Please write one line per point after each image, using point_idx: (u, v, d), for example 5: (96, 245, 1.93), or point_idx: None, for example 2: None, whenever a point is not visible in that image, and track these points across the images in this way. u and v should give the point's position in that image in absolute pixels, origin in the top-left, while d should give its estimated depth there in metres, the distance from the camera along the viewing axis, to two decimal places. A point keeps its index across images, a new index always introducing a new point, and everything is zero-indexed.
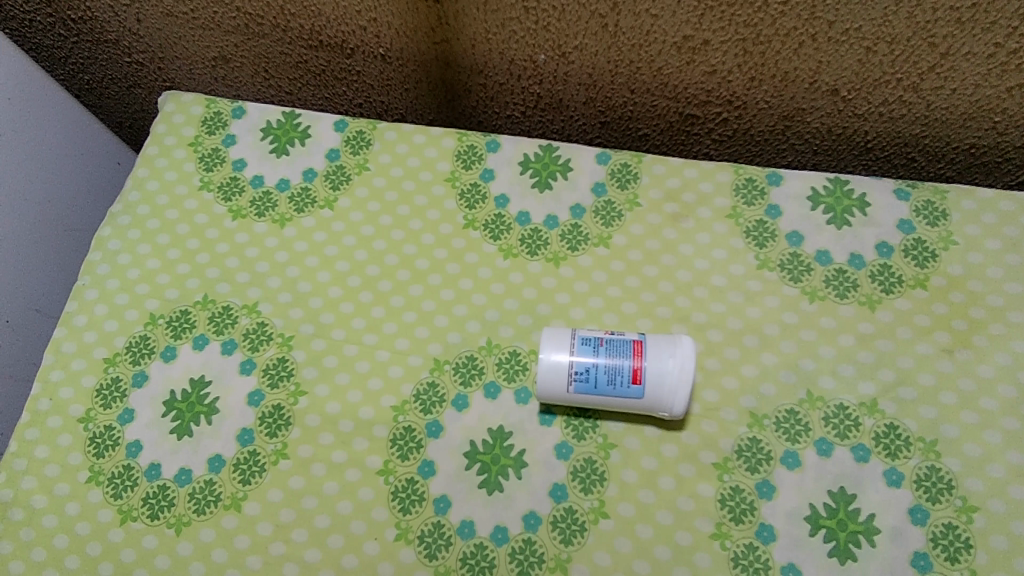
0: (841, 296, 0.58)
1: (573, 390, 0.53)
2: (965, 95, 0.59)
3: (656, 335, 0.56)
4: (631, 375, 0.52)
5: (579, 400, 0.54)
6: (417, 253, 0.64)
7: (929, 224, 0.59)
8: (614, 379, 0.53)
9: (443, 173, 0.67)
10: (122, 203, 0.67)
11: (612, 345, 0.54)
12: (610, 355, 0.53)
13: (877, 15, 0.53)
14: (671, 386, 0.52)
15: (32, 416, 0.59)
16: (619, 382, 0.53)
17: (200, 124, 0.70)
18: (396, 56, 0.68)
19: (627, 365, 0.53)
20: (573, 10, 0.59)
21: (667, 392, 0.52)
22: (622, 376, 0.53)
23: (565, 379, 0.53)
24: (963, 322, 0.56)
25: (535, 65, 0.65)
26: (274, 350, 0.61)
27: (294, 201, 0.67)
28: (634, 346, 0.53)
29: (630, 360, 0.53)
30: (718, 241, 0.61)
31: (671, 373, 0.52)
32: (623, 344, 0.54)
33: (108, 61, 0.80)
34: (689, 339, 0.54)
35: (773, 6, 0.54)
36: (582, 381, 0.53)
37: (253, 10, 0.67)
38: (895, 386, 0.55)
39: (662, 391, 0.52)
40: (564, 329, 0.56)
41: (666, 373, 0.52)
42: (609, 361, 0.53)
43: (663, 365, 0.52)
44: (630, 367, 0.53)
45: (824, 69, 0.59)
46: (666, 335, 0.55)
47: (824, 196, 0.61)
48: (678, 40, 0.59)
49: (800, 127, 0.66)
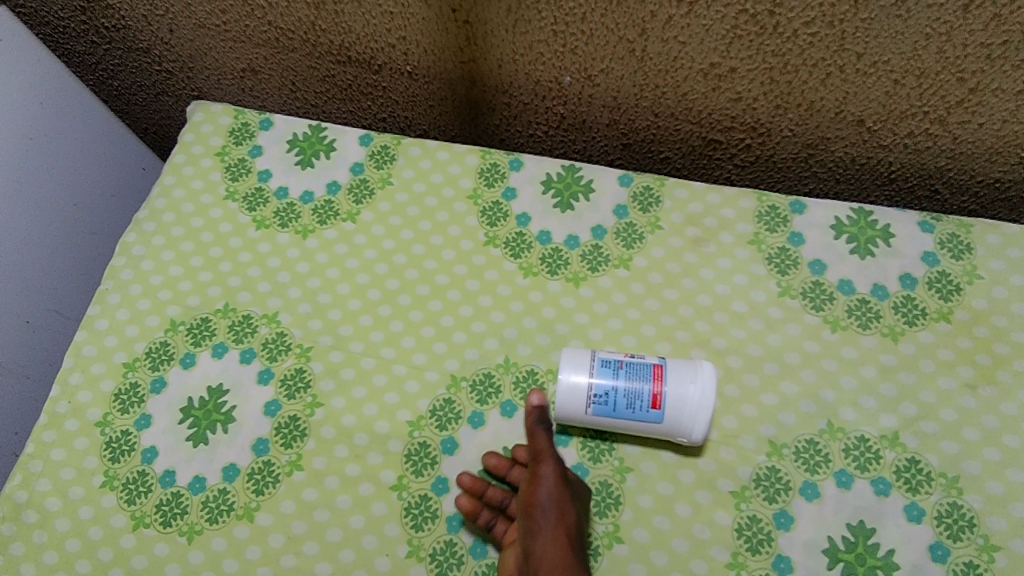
0: (864, 327, 0.58)
1: (591, 412, 0.53)
2: (993, 130, 0.59)
3: (672, 357, 0.56)
4: (651, 399, 0.52)
5: (596, 423, 0.54)
6: (437, 268, 0.65)
7: (953, 257, 0.59)
8: (634, 403, 0.52)
9: (466, 190, 0.67)
10: (148, 210, 0.68)
11: (632, 368, 0.53)
12: (631, 378, 0.53)
13: (907, 49, 0.54)
14: (691, 412, 0.52)
15: (50, 418, 0.60)
16: (638, 406, 0.52)
17: (227, 134, 0.71)
18: (423, 73, 0.69)
19: (648, 389, 0.52)
20: (600, 35, 0.59)
21: (687, 417, 0.52)
22: (643, 400, 0.52)
23: (584, 401, 0.53)
24: (986, 357, 0.56)
25: (560, 86, 0.66)
26: (292, 360, 0.61)
27: (317, 213, 0.67)
28: (655, 370, 0.53)
29: (650, 385, 0.52)
30: (740, 267, 0.61)
31: (691, 399, 0.52)
32: (643, 368, 0.53)
33: (138, 69, 0.81)
34: (710, 364, 0.54)
35: (802, 36, 0.55)
36: (601, 404, 0.53)
37: (284, 24, 0.68)
38: (917, 420, 0.54)
39: (682, 416, 0.52)
40: (582, 348, 0.55)
41: (686, 399, 0.52)
42: (630, 385, 0.53)
43: (684, 391, 0.52)
44: (650, 392, 0.52)
45: (851, 99, 0.59)
46: (685, 359, 0.55)
47: (847, 226, 0.61)
48: (705, 67, 0.60)
49: (824, 156, 0.66)
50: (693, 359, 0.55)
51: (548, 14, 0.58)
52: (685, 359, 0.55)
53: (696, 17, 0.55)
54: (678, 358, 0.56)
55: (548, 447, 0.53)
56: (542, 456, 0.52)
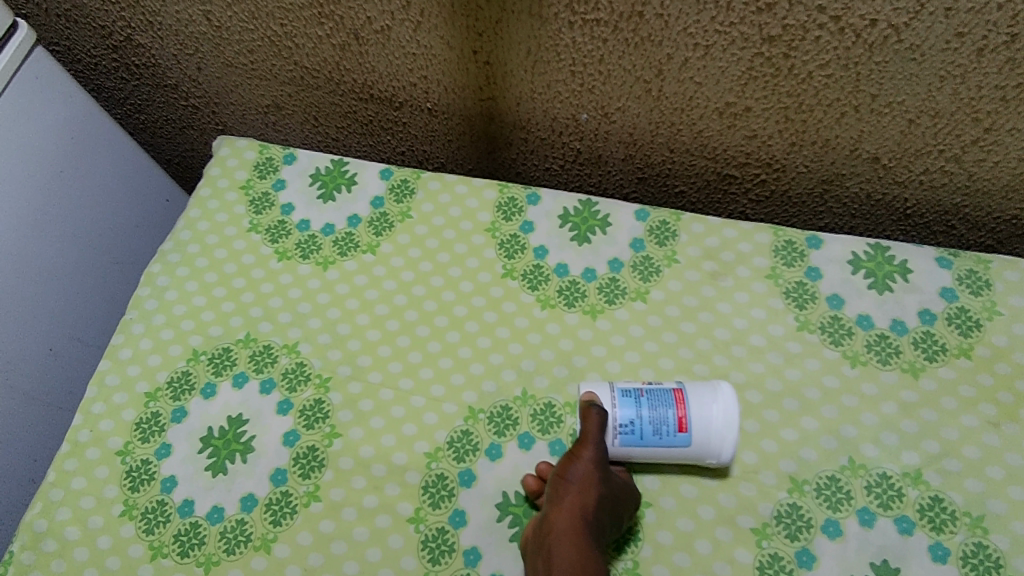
0: (883, 362, 0.57)
1: (618, 443, 0.53)
2: (1008, 168, 0.59)
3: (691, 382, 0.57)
4: (678, 424, 0.53)
5: (624, 455, 0.54)
6: (455, 300, 0.65)
7: (972, 293, 0.59)
8: (660, 429, 0.53)
9: (484, 223, 0.68)
10: (173, 242, 0.70)
11: (654, 396, 0.54)
12: (654, 405, 0.54)
13: (921, 90, 0.54)
14: (717, 435, 0.52)
15: (72, 447, 0.61)
16: (665, 432, 0.53)
17: (252, 169, 0.73)
18: (443, 110, 0.71)
19: (672, 414, 0.53)
20: (618, 76, 0.61)
21: (714, 441, 0.52)
22: (669, 426, 0.53)
23: (610, 433, 0.53)
24: (1008, 395, 0.55)
25: (577, 123, 0.67)
26: (311, 390, 0.62)
27: (338, 244, 0.69)
28: (677, 395, 0.54)
29: (674, 409, 0.53)
30: (757, 301, 0.61)
31: (716, 421, 0.52)
32: (665, 394, 0.54)
33: (165, 104, 0.84)
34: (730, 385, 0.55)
35: (817, 78, 0.56)
36: (628, 433, 0.53)
37: (310, 64, 0.70)
38: (939, 458, 0.54)
39: (709, 438, 0.52)
40: (600, 383, 0.56)
41: (711, 424, 0.52)
42: (653, 411, 0.53)
43: (708, 414, 0.53)
44: (675, 417, 0.53)
45: (866, 138, 0.60)
46: (704, 381, 0.56)
47: (865, 261, 0.61)
48: (720, 106, 0.61)
49: (839, 192, 0.66)
50: (713, 380, 0.55)
51: (567, 56, 0.60)
52: (704, 381, 0.56)
53: (713, 59, 0.56)
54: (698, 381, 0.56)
55: (597, 428, 0.53)
56: (588, 434, 0.53)
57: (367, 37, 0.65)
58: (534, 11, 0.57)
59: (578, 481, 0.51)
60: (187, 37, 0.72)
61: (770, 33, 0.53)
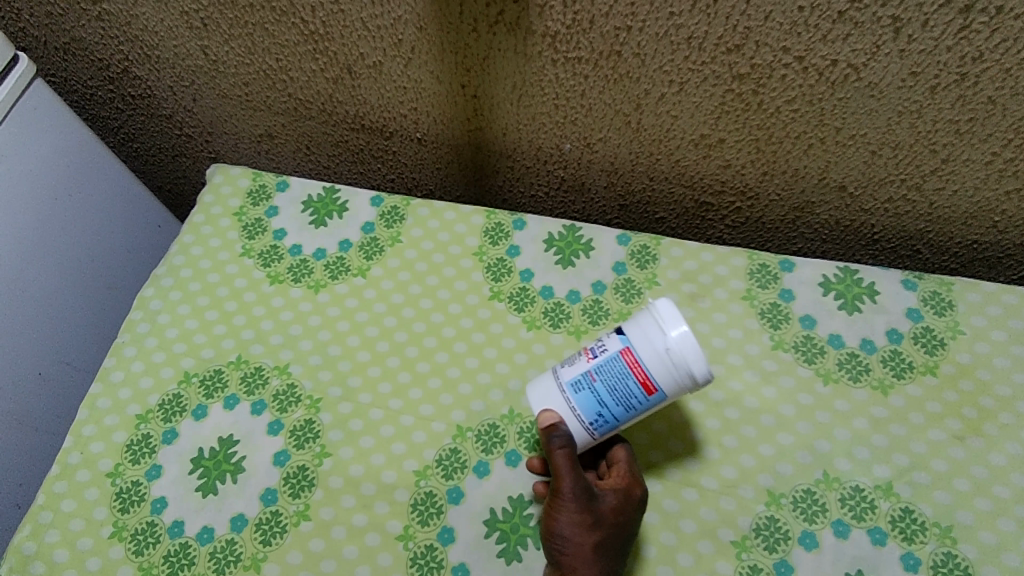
0: (854, 379, 0.60)
1: (600, 432, 0.52)
2: (967, 196, 0.63)
3: (632, 318, 0.52)
4: (643, 389, 0.49)
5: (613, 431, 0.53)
6: (444, 322, 0.67)
7: (937, 313, 0.62)
8: (629, 402, 0.50)
9: (472, 248, 0.71)
10: (167, 266, 0.71)
11: (606, 374, 0.51)
12: (609, 385, 0.50)
13: (882, 124, 0.58)
14: (685, 380, 0.49)
15: (62, 469, 0.61)
16: (635, 401, 0.50)
17: (245, 196, 0.75)
18: (432, 140, 0.74)
19: (632, 384, 0.50)
20: (598, 109, 0.64)
21: (685, 386, 0.49)
22: (636, 395, 0.50)
23: (584, 432, 0.52)
24: (973, 410, 0.58)
25: (561, 153, 0.70)
26: (302, 411, 0.63)
27: (329, 268, 0.70)
28: (627, 358, 0.50)
29: (632, 376, 0.50)
30: (734, 321, 0.64)
31: (676, 369, 0.48)
32: (615, 365, 0.50)
33: (159, 133, 0.86)
34: (676, 317, 0.49)
35: (785, 113, 0.59)
36: (603, 423, 0.51)
37: (303, 96, 0.73)
38: (909, 470, 0.56)
39: (679, 385, 0.49)
40: (548, 384, 0.53)
41: (673, 374, 0.49)
42: (613, 390, 0.50)
43: (667, 366, 0.49)
44: (637, 384, 0.49)
45: (832, 168, 0.63)
46: (645, 318, 0.50)
47: (835, 283, 0.64)
48: (696, 137, 0.64)
49: (810, 218, 0.70)
50: (653, 316, 0.50)
51: (550, 90, 0.63)
52: (645, 320, 0.50)
53: (687, 95, 0.60)
54: (639, 317, 0.51)
55: (566, 467, 0.50)
56: (560, 476, 0.51)
57: (359, 71, 0.67)
58: (519, 49, 0.60)
59: (571, 529, 0.50)
60: (183, 70, 0.74)
61: (739, 71, 0.56)
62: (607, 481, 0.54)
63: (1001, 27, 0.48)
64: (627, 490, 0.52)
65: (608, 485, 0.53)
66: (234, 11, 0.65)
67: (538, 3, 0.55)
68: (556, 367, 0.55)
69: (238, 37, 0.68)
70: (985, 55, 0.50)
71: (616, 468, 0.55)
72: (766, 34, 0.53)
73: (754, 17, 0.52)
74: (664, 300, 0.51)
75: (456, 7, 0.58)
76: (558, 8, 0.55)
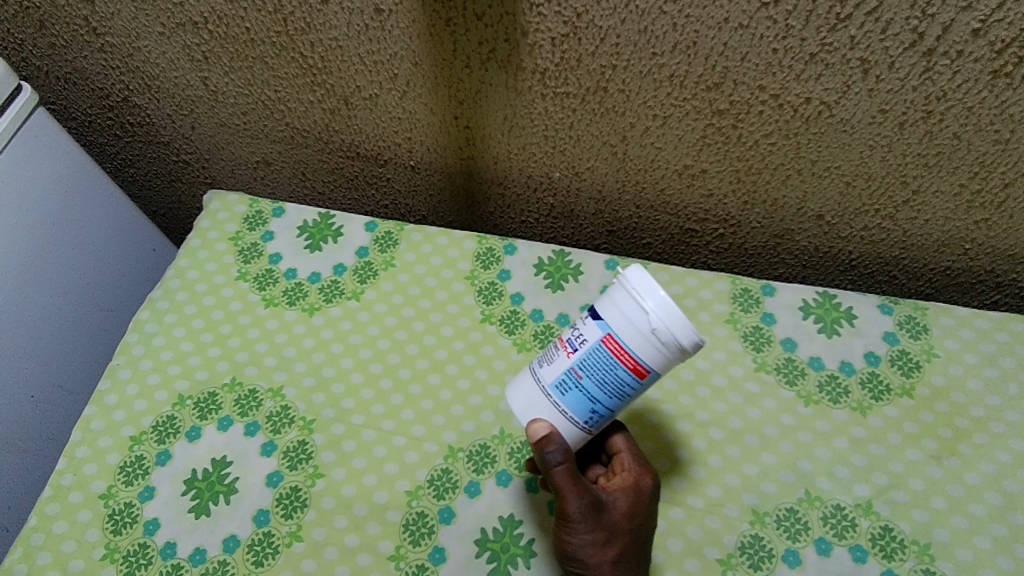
0: (834, 401, 0.62)
1: (598, 424, 0.49)
2: (938, 225, 0.65)
3: (607, 297, 0.46)
4: (634, 374, 0.45)
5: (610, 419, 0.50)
6: (436, 344, 0.69)
7: (912, 337, 0.64)
8: (622, 391, 0.46)
9: (463, 272, 0.73)
10: (163, 289, 0.72)
11: (591, 368, 0.46)
12: (596, 378, 0.46)
13: (855, 157, 0.61)
14: (677, 356, 0.44)
15: (54, 491, 0.61)
16: (629, 388, 0.46)
17: (242, 221, 0.77)
18: (425, 168, 0.76)
19: (621, 372, 0.45)
20: (586, 140, 0.66)
21: (678, 361, 0.45)
22: (628, 382, 0.46)
23: (581, 430, 0.49)
24: (948, 431, 0.60)
25: (550, 181, 0.73)
26: (295, 432, 0.64)
27: (323, 292, 0.72)
28: (610, 346, 0.45)
29: (620, 365, 0.45)
30: (719, 343, 0.65)
31: (665, 349, 0.44)
32: (599, 355, 0.46)
33: (155, 159, 0.88)
34: (655, 290, 0.44)
35: (763, 146, 0.62)
36: (598, 417, 0.48)
37: (300, 125, 0.75)
38: (888, 489, 0.57)
39: (672, 362, 0.45)
40: (532, 386, 0.50)
41: (663, 353, 0.44)
42: (602, 382, 0.46)
43: (656, 348, 0.44)
44: (626, 372, 0.45)
45: (810, 198, 0.66)
46: (621, 297, 0.45)
47: (814, 307, 0.66)
48: (679, 168, 0.67)
49: (790, 245, 0.72)
50: (629, 294, 0.44)
51: (540, 122, 0.66)
52: (621, 300, 0.45)
53: (671, 128, 0.63)
54: (614, 297, 0.46)
55: (569, 488, 0.48)
56: (565, 498, 0.49)
57: (355, 102, 0.70)
58: (510, 84, 0.62)
59: (589, 547, 0.50)
60: (183, 99, 0.76)
61: (718, 108, 0.59)
62: (612, 481, 0.54)
63: (962, 68, 0.51)
64: (635, 487, 0.53)
65: (614, 487, 0.53)
66: (235, 45, 0.67)
67: (528, 41, 0.58)
68: (536, 363, 0.51)
69: (239, 69, 0.70)
70: (948, 94, 0.53)
71: (620, 460, 0.55)
72: (743, 73, 0.56)
73: (732, 57, 0.55)
74: (638, 273, 0.45)
75: (450, 45, 0.60)
76: (547, 46, 0.58)
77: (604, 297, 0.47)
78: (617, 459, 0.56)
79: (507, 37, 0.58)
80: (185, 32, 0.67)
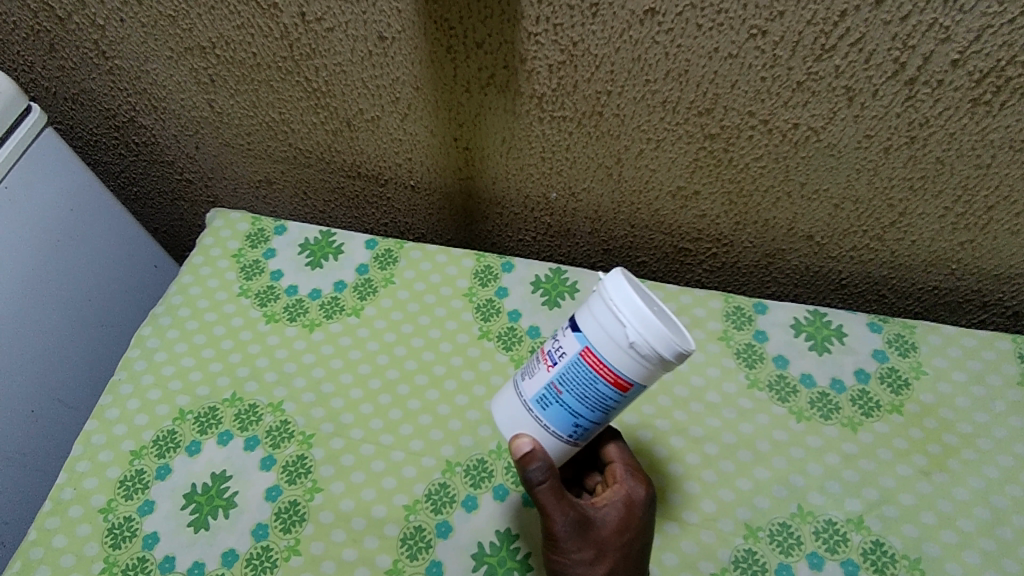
0: (826, 417, 0.63)
1: (583, 437, 0.49)
2: (924, 246, 0.67)
3: (586, 308, 0.46)
4: (614, 388, 0.45)
5: (595, 432, 0.50)
6: (435, 359, 0.70)
7: (901, 354, 0.66)
8: (603, 404, 0.46)
9: (462, 289, 0.74)
10: (165, 305, 0.74)
11: (570, 383, 0.46)
12: (576, 394, 0.46)
13: (842, 180, 0.63)
14: (658, 368, 0.44)
15: (55, 505, 0.62)
16: (610, 401, 0.46)
17: (244, 239, 0.78)
18: (425, 187, 0.77)
19: (602, 386, 0.45)
20: (582, 162, 0.68)
21: (659, 372, 0.44)
22: (609, 395, 0.45)
23: (566, 443, 0.49)
24: (937, 446, 0.61)
25: (548, 201, 0.74)
26: (294, 447, 0.65)
27: (324, 308, 0.73)
28: (589, 360, 0.45)
29: (600, 379, 0.45)
30: (712, 360, 0.67)
31: (645, 361, 0.43)
32: (578, 369, 0.45)
33: (159, 178, 0.90)
34: (631, 300, 0.43)
35: (753, 168, 0.64)
36: (581, 430, 0.48)
37: (303, 146, 0.77)
38: (879, 504, 0.58)
39: (653, 373, 0.44)
40: (516, 401, 0.50)
41: (643, 365, 0.43)
42: (582, 397, 0.46)
43: (636, 360, 0.43)
44: (607, 386, 0.45)
45: (799, 220, 0.68)
46: (600, 309, 0.44)
47: (805, 325, 0.68)
48: (673, 189, 0.68)
49: (781, 264, 0.74)
50: (607, 306, 0.44)
51: (537, 145, 0.67)
52: (600, 312, 0.44)
53: (664, 151, 0.64)
54: (593, 308, 0.45)
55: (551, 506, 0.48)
56: (549, 516, 0.49)
57: (357, 125, 0.72)
58: (508, 108, 0.64)
59: (579, 565, 0.50)
60: (189, 120, 0.78)
61: (710, 132, 0.61)
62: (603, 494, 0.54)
63: (943, 97, 0.53)
64: (625, 500, 0.53)
65: (603, 501, 0.53)
66: (242, 69, 0.69)
67: (526, 68, 0.60)
68: (520, 376, 0.51)
69: (244, 92, 0.72)
70: (930, 121, 0.55)
71: (613, 471, 0.56)
72: (733, 100, 0.58)
73: (722, 84, 0.57)
74: (616, 283, 0.44)
75: (451, 71, 0.62)
76: (544, 73, 0.60)
77: (584, 307, 0.47)
78: (611, 469, 0.56)
79: (505, 63, 0.60)
80: (193, 56, 0.69)
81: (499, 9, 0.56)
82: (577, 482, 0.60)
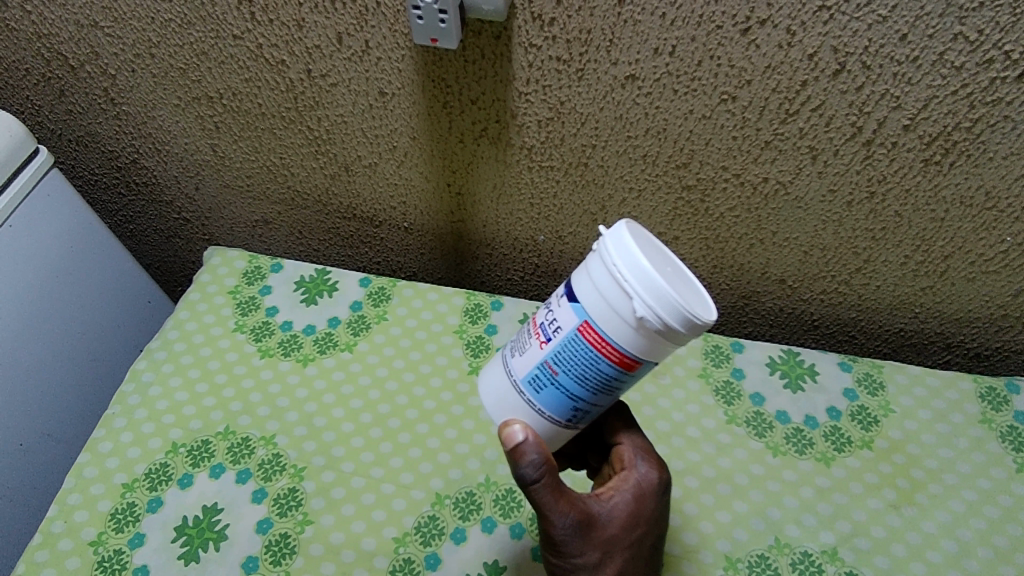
0: (800, 452, 0.66)
1: (579, 420, 0.47)
2: (890, 291, 0.71)
3: (586, 275, 0.42)
4: (617, 367, 0.42)
5: (595, 414, 0.47)
6: (426, 394, 0.72)
7: (869, 393, 0.69)
8: (605, 384, 0.43)
9: (453, 326, 0.77)
10: (161, 340, 0.75)
11: (567, 362, 0.43)
12: (574, 374, 0.43)
13: (811, 230, 0.67)
14: (668, 341, 0.41)
15: (44, 537, 0.62)
16: (613, 380, 0.43)
17: (241, 276, 0.81)
18: (418, 229, 0.81)
19: (605, 366, 0.42)
20: (569, 209, 0.72)
21: (669, 344, 0.41)
22: (611, 375, 0.42)
23: (564, 426, 0.47)
24: (906, 481, 0.64)
25: (535, 244, 0.78)
26: (285, 479, 0.66)
27: (317, 344, 0.75)
28: (589, 337, 0.42)
29: (602, 359, 0.42)
30: (692, 397, 0.70)
31: (654, 335, 0.40)
32: (576, 348, 0.42)
33: (157, 217, 0.92)
34: (639, 268, 0.39)
35: (728, 217, 0.68)
36: (580, 411, 0.45)
37: (301, 189, 0.80)
38: (851, 537, 0.61)
39: (662, 347, 0.41)
40: (504, 381, 0.47)
41: (651, 339, 0.40)
42: (580, 377, 0.43)
43: (645, 335, 0.40)
44: (610, 365, 0.42)
45: (772, 265, 0.72)
46: (603, 278, 0.41)
47: (779, 364, 0.71)
48: (654, 235, 0.72)
49: (756, 306, 0.78)
50: (611, 274, 0.40)
51: (526, 192, 0.71)
52: (603, 282, 0.41)
53: (645, 200, 0.68)
54: (595, 276, 0.41)
55: (547, 505, 0.47)
56: (546, 515, 0.47)
57: (355, 170, 0.75)
58: (499, 157, 0.68)
59: (583, 568, 0.50)
60: (191, 163, 0.81)
61: (687, 183, 0.65)
62: (608, 484, 0.53)
63: (897, 157, 0.58)
64: (633, 495, 0.52)
65: (609, 494, 0.52)
66: (246, 118, 0.72)
67: (517, 123, 0.64)
68: (509, 352, 0.48)
69: (247, 138, 0.75)
70: (888, 178, 0.60)
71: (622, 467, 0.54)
72: (708, 156, 0.62)
73: (697, 142, 0.61)
74: (620, 248, 0.40)
75: (446, 124, 0.66)
76: (534, 128, 0.64)
77: (583, 272, 0.43)
78: (620, 465, 0.54)
79: (497, 118, 0.64)
80: (200, 105, 0.73)
81: (492, 71, 0.60)
82: (582, 457, 0.62)
